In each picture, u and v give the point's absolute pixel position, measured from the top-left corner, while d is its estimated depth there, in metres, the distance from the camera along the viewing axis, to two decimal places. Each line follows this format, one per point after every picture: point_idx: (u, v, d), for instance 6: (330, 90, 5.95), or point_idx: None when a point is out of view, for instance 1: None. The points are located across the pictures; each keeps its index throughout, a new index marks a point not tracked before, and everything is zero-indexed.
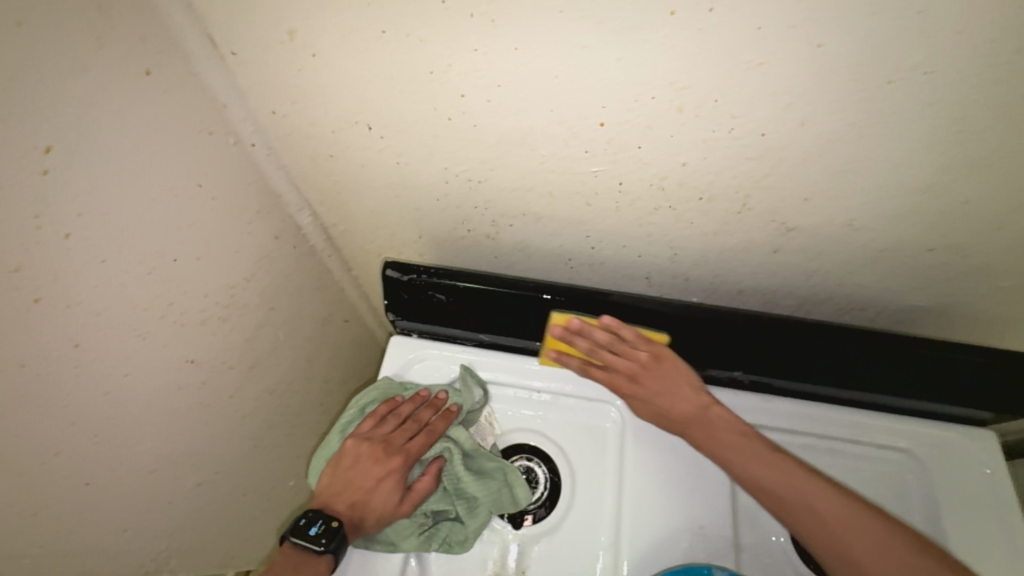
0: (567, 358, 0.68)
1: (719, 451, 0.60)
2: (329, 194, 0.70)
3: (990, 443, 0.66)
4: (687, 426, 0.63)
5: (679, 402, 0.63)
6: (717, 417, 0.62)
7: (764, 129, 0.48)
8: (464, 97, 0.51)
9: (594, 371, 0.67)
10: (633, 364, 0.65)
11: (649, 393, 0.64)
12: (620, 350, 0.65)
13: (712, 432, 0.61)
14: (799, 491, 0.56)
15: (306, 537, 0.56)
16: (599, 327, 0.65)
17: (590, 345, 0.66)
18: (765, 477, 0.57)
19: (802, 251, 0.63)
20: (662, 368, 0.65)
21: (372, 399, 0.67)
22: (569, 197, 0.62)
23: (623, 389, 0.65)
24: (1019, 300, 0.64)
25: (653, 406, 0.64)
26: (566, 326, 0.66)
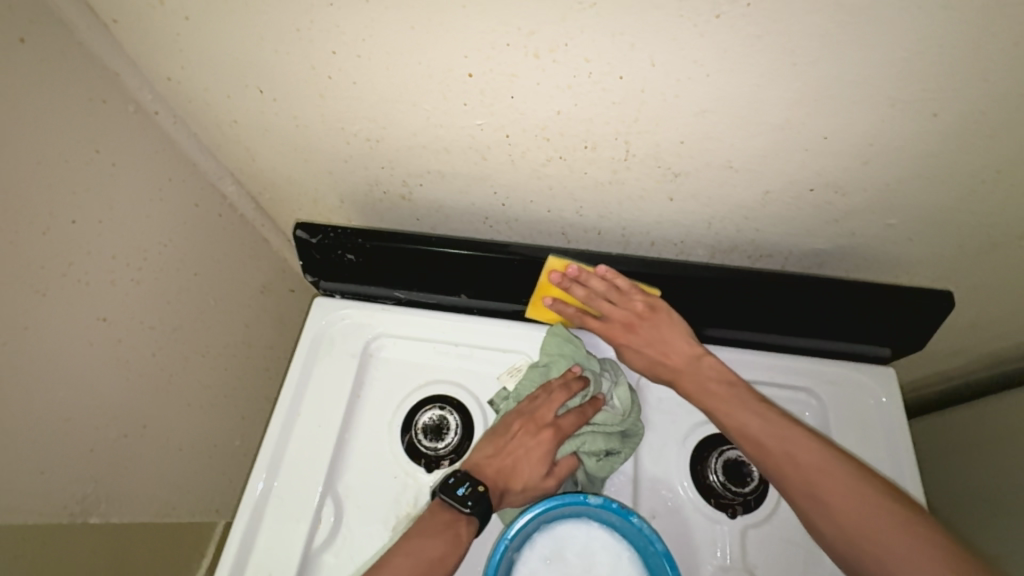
0: (564, 306, 0.71)
1: (711, 399, 0.64)
2: (244, 161, 0.72)
3: (886, 375, 0.70)
4: (679, 373, 0.66)
5: (673, 353, 0.66)
6: (705, 367, 0.65)
7: (619, 71, 0.50)
8: (335, 53, 0.53)
9: (587, 321, 0.70)
10: (631, 312, 0.68)
11: (637, 341, 0.68)
12: (619, 297, 0.68)
13: (700, 380, 0.65)
14: (778, 437, 0.59)
15: (453, 497, 0.58)
16: (595, 276, 0.68)
17: (588, 293, 0.68)
18: (751, 427, 0.60)
19: (694, 197, 0.64)
20: (657, 317, 0.67)
21: (297, 357, 0.71)
22: (464, 153, 0.64)
23: (618, 338, 0.68)
24: (912, 239, 0.65)
25: (644, 354, 0.68)
26: (563, 272, 0.68)
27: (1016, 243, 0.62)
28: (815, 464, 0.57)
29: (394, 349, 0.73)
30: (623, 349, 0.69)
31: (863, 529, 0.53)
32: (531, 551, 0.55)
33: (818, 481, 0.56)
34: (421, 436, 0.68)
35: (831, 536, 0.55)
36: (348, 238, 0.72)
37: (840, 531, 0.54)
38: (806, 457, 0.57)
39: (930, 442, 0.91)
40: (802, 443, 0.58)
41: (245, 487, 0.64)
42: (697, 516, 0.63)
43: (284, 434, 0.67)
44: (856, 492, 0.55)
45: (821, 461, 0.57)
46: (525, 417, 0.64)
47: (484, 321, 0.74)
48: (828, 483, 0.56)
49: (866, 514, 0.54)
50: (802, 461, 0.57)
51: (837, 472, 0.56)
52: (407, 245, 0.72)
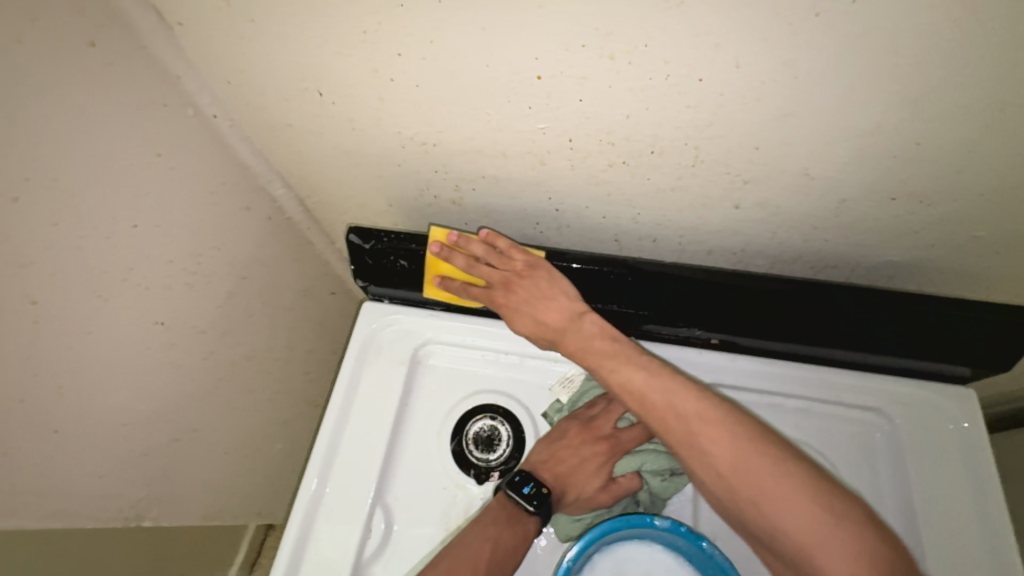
0: (451, 280, 0.71)
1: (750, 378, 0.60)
2: (295, 164, 0.72)
3: (967, 398, 0.66)
4: (562, 333, 0.66)
5: (554, 309, 0.66)
6: (586, 325, 0.64)
7: (699, 73, 0.47)
8: (399, 55, 0.52)
9: (473, 289, 0.69)
10: (510, 274, 0.68)
11: (520, 299, 0.67)
12: (498, 261, 0.68)
13: (583, 338, 0.64)
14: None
15: (520, 494, 0.57)
16: (475, 240, 0.68)
17: (466, 260, 0.68)
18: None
19: (761, 206, 0.62)
20: (536, 275, 0.67)
21: (347, 362, 0.70)
22: (522, 158, 0.62)
23: (494, 299, 0.68)
24: (997, 253, 0.61)
25: (529, 313, 0.67)
26: (443, 242, 0.68)
27: None
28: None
29: (442, 357, 0.72)
30: (507, 309, 0.68)
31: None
32: (591, 572, 0.53)
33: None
34: (471, 446, 0.66)
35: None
36: (402, 244, 0.71)
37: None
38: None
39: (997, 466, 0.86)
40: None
41: (298, 488, 0.63)
42: None
43: (334, 439, 0.66)
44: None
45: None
46: (583, 425, 0.63)
47: None
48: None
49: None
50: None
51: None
52: (460, 252, 0.70)
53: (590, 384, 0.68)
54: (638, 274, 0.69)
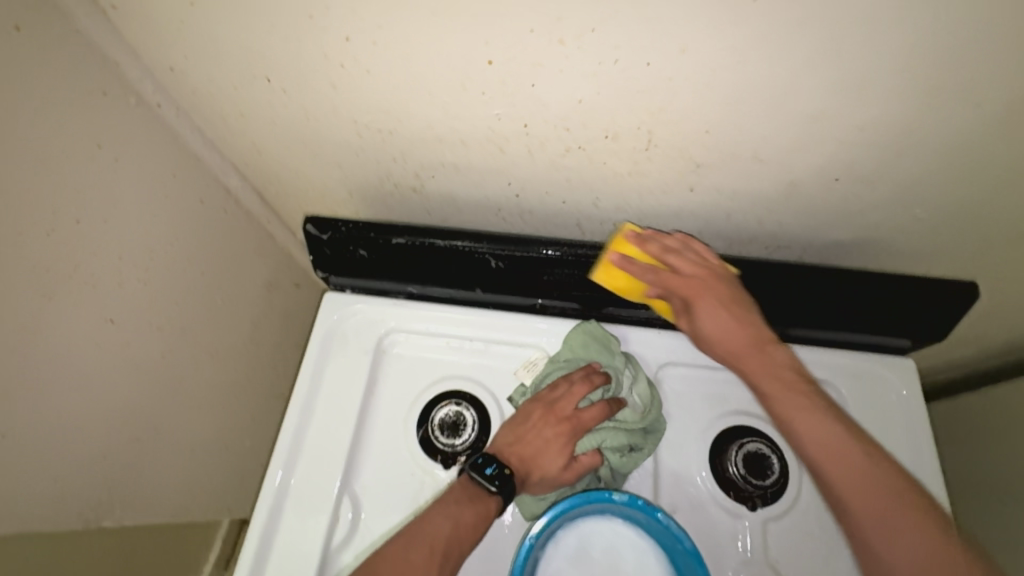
0: (632, 262, 0.65)
1: (794, 387, 0.61)
2: (250, 154, 0.70)
3: (906, 366, 0.70)
4: (743, 353, 0.63)
5: (750, 326, 0.64)
6: (776, 351, 0.63)
7: (648, 58, 0.48)
8: (349, 41, 0.51)
9: (666, 276, 0.64)
10: (704, 274, 0.64)
11: (721, 303, 0.64)
12: (690, 256, 0.65)
13: (768, 365, 0.62)
14: (832, 443, 0.56)
15: (483, 475, 0.58)
16: (674, 237, 0.65)
17: (662, 247, 0.64)
18: (808, 429, 0.58)
19: (715, 189, 0.63)
20: (734, 283, 0.65)
21: (310, 354, 0.70)
22: (481, 144, 0.62)
23: (686, 294, 0.64)
24: (935, 230, 0.64)
25: (720, 319, 0.64)
26: (638, 231, 0.64)
27: None
28: (865, 477, 0.54)
29: (407, 345, 0.72)
30: (700, 306, 0.64)
31: (910, 560, 0.50)
32: (556, 548, 0.54)
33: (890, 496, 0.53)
34: (437, 432, 0.67)
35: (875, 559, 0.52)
36: (361, 234, 0.70)
37: (900, 555, 0.51)
38: (862, 466, 0.55)
39: (943, 430, 0.92)
40: (853, 447, 0.56)
41: (263, 482, 0.63)
42: (716, 510, 0.63)
43: (299, 432, 0.66)
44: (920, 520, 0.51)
45: (863, 471, 0.54)
46: (547, 405, 0.63)
47: (499, 316, 0.72)
48: (887, 499, 0.53)
49: (907, 542, 0.51)
50: (861, 474, 0.54)
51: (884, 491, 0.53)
52: (418, 240, 0.70)
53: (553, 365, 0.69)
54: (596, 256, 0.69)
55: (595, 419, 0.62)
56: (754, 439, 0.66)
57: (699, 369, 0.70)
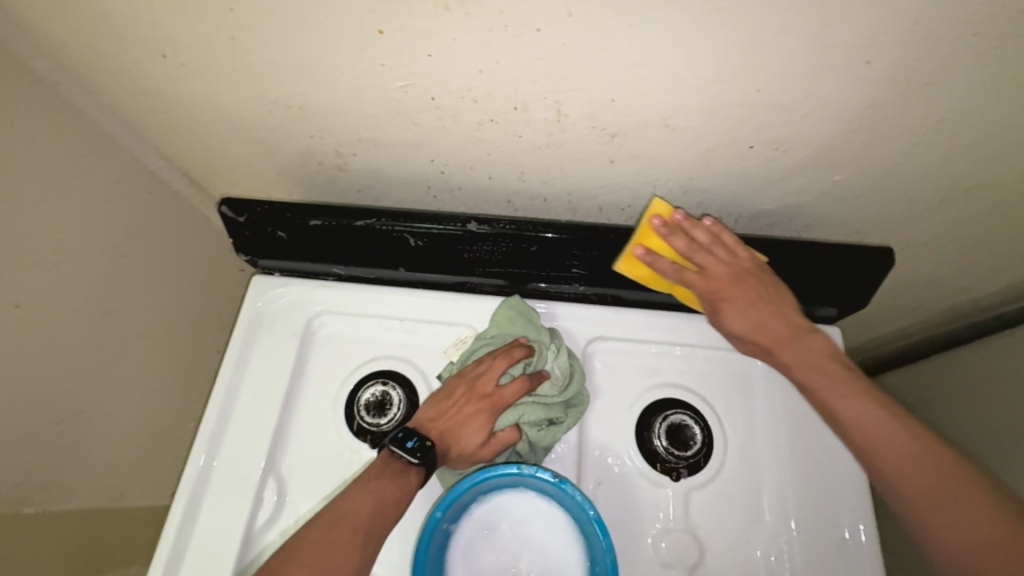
0: (660, 257, 0.64)
1: (826, 378, 0.58)
2: (167, 135, 0.68)
3: (831, 333, 0.71)
4: (778, 344, 0.62)
5: (792, 318, 0.62)
6: (813, 341, 0.61)
7: (537, 23, 0.47)
8: (233, 11, 0.49)
9: (689, 275, 0.64)
10: (739, 268, 0.63)
11: (747, 299, 0.63)
12: (719, 254, 0.63)
13: (806, 354, 0.60)
14: (878, 426, 0.54)
15: (404, 448, 0.57)
16: (700, 226, 0.63)
17: (688, 243, 0.63)
18: (869, 421, 0.54)
19: (635, 159, 0.62)
20: (763, 278, 0.63)
21: (235, 337, 0.69)
22: (394, 118, 0.60)
23: (717, 293, 0.63)
24: (860, 195, 0.63)
25: (750, 313, 0.63)
26: (667, 218, 0.62)
27: (958, 195, 0.61)
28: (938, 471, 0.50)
29: (336, 326, 0.72)
30: (729, 304, 0.63)
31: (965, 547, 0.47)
32: (469, 520, 0.55)
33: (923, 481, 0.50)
34: (364, 412, 0.67)
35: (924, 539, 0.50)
36: (277, 214, 0.69)
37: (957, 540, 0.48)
38: (888, 451, 0.53)
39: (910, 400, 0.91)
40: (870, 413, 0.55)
41: (187, 461, 0.64)
42: (639, 481, 0.63)
43: (223, 415, 0.66)
44: (960, 502, 0.48)
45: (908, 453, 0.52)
46: (468, 382, 0.63)
47: (427, 295, 0.72)
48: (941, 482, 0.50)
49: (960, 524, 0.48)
50: (908, 459, 0.52)
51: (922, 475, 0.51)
52: (335, 220, 0.68)
53: (480, 341, 0.68)
54: (516, 230, 0.68)
55: (515, 394, 0.62)
56: (677, 410, 0.67)
57: (629, 343, 0.70)
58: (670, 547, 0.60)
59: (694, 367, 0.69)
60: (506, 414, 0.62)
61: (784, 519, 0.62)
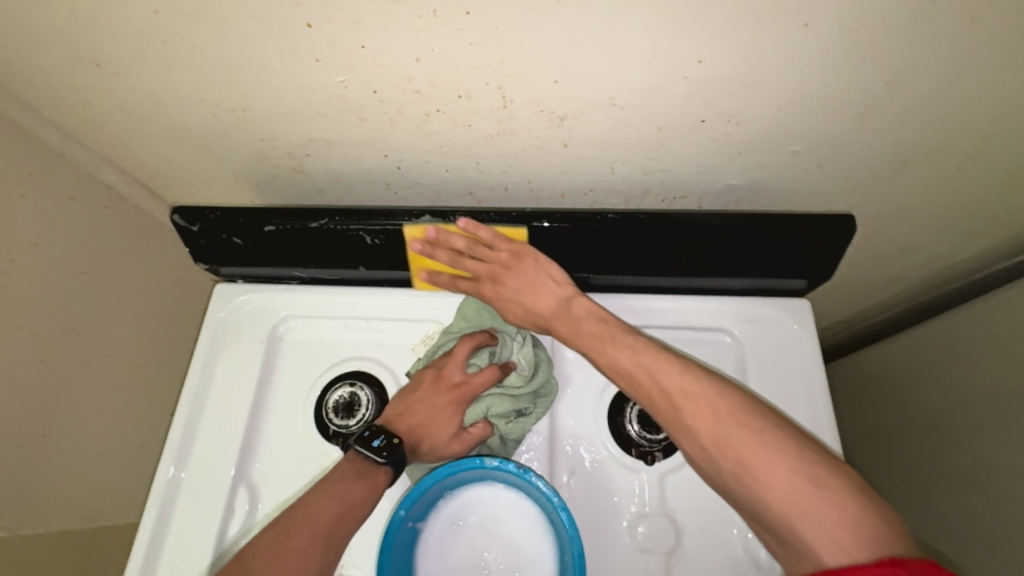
0: (438, 274, 0.69)
1: (585, 339, 0.61)
2: (117, 148, 0.68)
3: (802, 305, 0.70)
4: (553, 319, 0.63)
5: (540, 299, 0.63)
6: (576, 307, 0.62)
7: (466, 6, 0.46)
8: (157, 14, 0.49)
9: (464, 283, 0.67)
10: (495, 265, 0.65)
11: (516, 287, 0.64)
12: (477, 252, 0.65)
13: (572, 322, 0.62)
14: (681, 386, 0.53)
15: (369, 448, 0.56)
16: (455, 234, 0.65)
17: (450, 255, 0.67)
18: (652, 372, 0.55)
19: (589, 141, 0.60)
20: (524, 264, 0.64)
21: (201, 347, 0.69)
22: (339, 116, 0.59)
23: (489, 293, 0.66)
24: (821, 163, 0.61)
25: (517, 302, 0.64)
26: (422, 238, 0.66)
27: (920, 156, 0.60)
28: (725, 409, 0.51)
29: (302, 330, 0.71)
30: (509, 296, 0.65)
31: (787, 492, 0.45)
32: (436, 517, 0.55)
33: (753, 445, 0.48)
34: (332, 415, 0.66)
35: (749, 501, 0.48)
36: (231, 221, 0.68)
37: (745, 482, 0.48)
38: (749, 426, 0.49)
39: (901, 368, 0.89)
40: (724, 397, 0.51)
41: (156, 474, 0.64)
42: (614, 467, 0.63)
43: (191, 426, 0.66)
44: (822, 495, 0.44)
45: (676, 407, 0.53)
46: (435, 372, 0.61)
47: (392, 293, 0.71)
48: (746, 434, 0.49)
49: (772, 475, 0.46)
50: (733, 418, 0.50)
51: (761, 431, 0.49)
52: (291, 223, 0.67)
53: (448, 336, 0.67)
54: (473, 222, 0.66)
55: (484, 383, 0.61)
56: None
57: None
58: (646, 531, 0.60)
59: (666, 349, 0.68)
60: (476, 405, 0.61)
61: None
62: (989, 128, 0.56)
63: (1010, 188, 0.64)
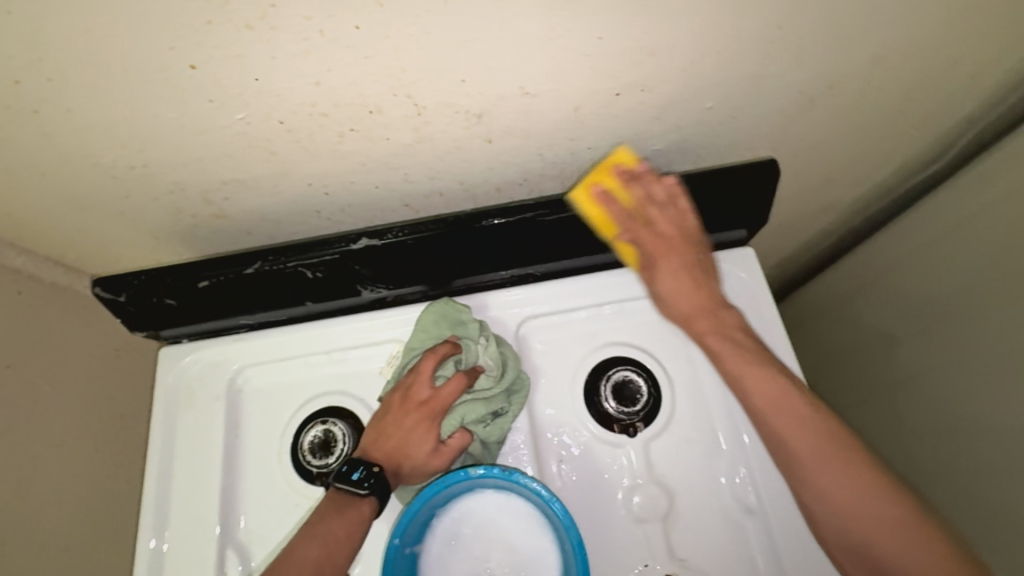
0: (615, 199, 0.62)
1: (741, 367, 0.58)
2: (15, 229, 0.63)
3: (746, 253, 0.72)
4: (697, 314, 0.62)
5: (685, 292, 0.62)
6: (729, 315, 0.61)
7: (351, 21, 0.44)
8: (22, 82, 0.46)
9: (639, 227, 0.63)
10: (687, 233, 0.63)
11: (684, 262, 0.62)
12: (672, 212, 0.63)
13: (725, 328, 0.61)
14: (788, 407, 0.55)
15: (350, 482, 0.55)
16: (660, 184, 0.63)
17: (647, 195, 0.62)
18: (768, 397, 0.56)
19: (509, 133, 0.60)
20: (705, 244, 0.64)
21: (157, 417, 0.66)
22: (249, 153, 0.56)
23: (654, 248, 0.63)
24: (738, 113, 0.63)
25: (680, 283, 0.62)
26: (630, 167, 0.61)
27: (825, 91, 0.62)
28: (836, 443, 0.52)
29: (260, 377, 0.69)
30: (662, 266, 0.63)
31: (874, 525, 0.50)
32: (433, 537, 0.55)
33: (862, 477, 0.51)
34: (309, 456, 0.64)
35: (832, 517, 0.52)
36: (158, 282, 0.65)
37: (834, 499, 0.51)
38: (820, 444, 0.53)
39: (851, 290, 0.93)
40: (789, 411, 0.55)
41: (139, 549, 0.62)
42: (599, 447, 0.63)
43: (164, 494, 0.64)
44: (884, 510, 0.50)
45: (826, 441, 0.53)
46: (401, 392, 0.60)
47: (345, 321, 0.69)
48: (848, 464, 0.51)
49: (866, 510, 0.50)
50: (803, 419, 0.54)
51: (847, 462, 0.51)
52: (224, 272, 0.65)
53: (409, 353, 0.65)
54: (409, 236, 0.66)
55: (453, 393, 0.60)
56: (620, 367, 0.67)
57: (559, 315, 0.69)
58: (643, 500, 0.61)
59: (628, 321, 0.69)
60: (449, 416, 0.60)
61: (740, 443, 0.63)
62: (882, 55, 0.59)
63: (911, 106, 0.67)
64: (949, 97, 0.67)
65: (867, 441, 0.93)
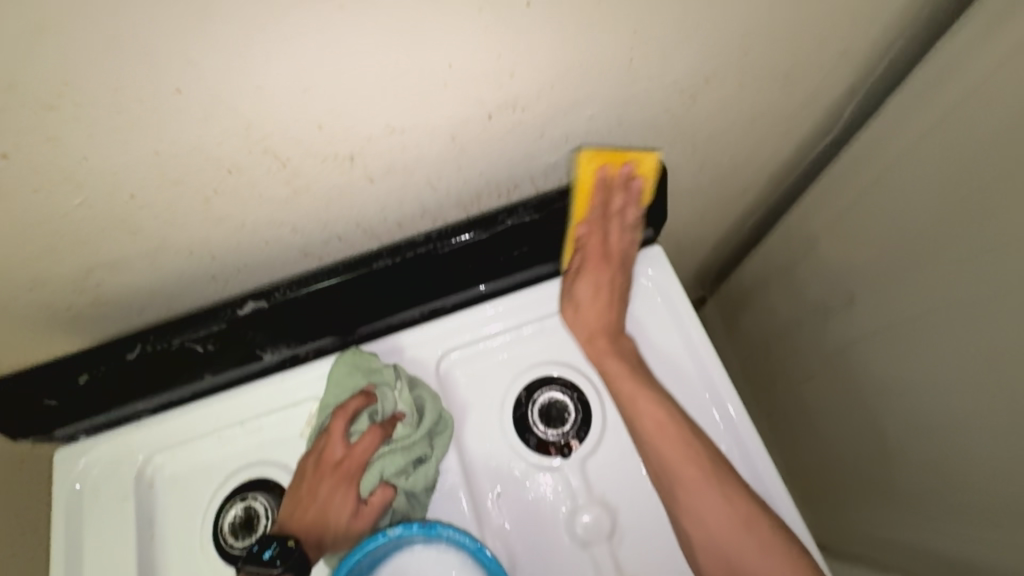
0: (608, 189, 0.66)
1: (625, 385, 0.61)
2: None
3: (656, 252, 0.71)
4: (603, 330, 0.65)
5: (609, 305, 0.66)
6: (626, 343, 0.65)
7: (168, 84, 0.42)
8: None
9: (598, 227, 0.68)
10: (622, 258, 0.69)
11: (605, 279, 0.67)
12: (625, 234, 0.69)
13: (623, 350, 0.64)
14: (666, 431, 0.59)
15: (260, 563, 0.52)
16: (636, 209, 0.68)
17: (619, 207, 0.67)
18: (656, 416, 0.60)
19: (390, 170, 0.58)
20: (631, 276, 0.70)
21: (60, 526, 0.61)
22: (108, 233, 0.53)
23: (591, 257, 0.68)
24: (620, 117, 0.62)
25: (598, 292, 0.67)
26: (636, 176, 0.66)
27: (699, 86, 0.62)
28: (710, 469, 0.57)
29: (171, 463, 0.64)
30: (588, 272, 0.68)
31: (733, 544, 0.55)
32: None
33: (730, 506, 0.56)
34: (231, 538, 0.60)
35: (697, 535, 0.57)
36: (36, 382, 0.61)
37: (698, 516, 0.57)
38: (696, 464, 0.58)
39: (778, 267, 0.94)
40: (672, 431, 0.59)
41: None
42: (534, 475, 0.61)
43: None
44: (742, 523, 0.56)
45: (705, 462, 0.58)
46: (317, 455, 0.59)
47: (255, 388, 0.65)
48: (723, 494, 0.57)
49: (731, 531, 0.56)
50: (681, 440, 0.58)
51: (721, 491, 0.57)
52: (105, 361, 0.62)
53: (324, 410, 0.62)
54: (298, 292, 0.63)
55: (368, 450, 0.59)
56: (544, 388, 0.65)
57: (477, 345, 0.67)
58: (586, 522, 0.59)
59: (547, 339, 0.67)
60: (368, 473, 0.58)
61: None
62: (744, 45, 0.59)
63: (790, 88, 0.68)
64: (824, 75, 0.68)
65: (817, 410, 0.94)
